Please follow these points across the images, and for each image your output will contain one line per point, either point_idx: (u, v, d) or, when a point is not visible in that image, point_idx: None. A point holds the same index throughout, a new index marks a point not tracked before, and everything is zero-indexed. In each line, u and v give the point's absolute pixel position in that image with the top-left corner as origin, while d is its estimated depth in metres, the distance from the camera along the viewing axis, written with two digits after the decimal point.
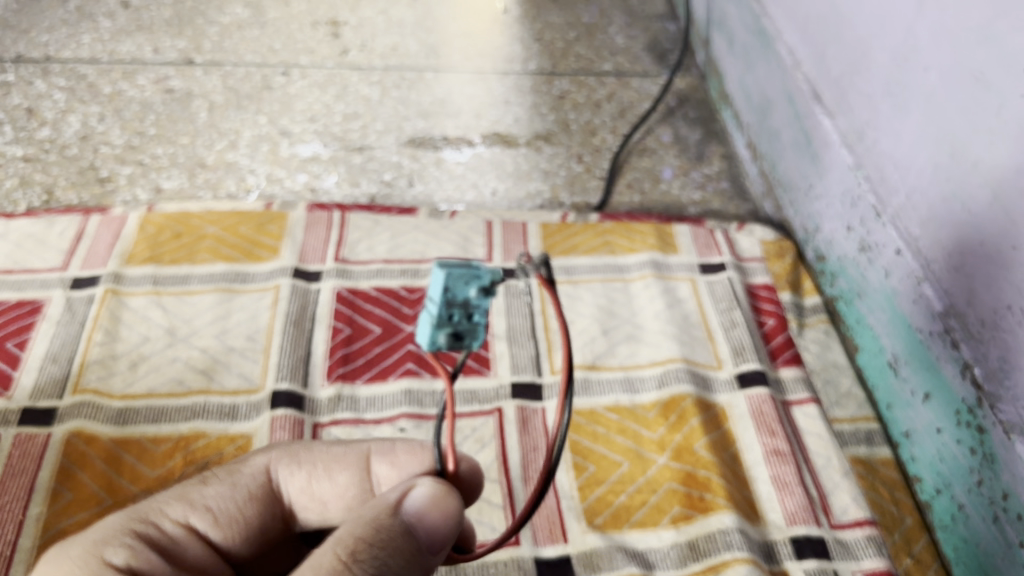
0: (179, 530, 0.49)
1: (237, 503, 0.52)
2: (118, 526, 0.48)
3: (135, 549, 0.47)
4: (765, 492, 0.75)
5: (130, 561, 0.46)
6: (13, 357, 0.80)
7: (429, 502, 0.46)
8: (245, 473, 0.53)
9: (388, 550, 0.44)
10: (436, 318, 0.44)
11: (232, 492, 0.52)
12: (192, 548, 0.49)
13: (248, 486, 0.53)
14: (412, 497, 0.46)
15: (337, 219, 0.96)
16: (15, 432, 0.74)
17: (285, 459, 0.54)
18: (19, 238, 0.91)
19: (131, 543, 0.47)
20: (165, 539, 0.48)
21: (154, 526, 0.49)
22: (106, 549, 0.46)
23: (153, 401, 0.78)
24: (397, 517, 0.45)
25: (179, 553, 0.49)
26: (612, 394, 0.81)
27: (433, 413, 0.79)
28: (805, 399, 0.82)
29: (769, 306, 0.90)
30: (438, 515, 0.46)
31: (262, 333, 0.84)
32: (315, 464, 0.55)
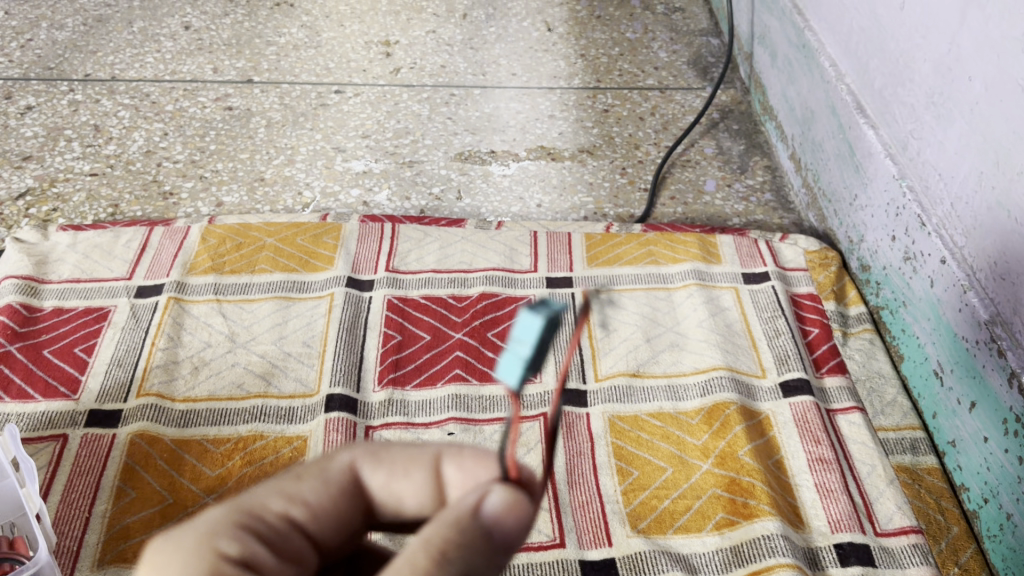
0: (282, 527, 0.39)
1: (333, 503, 0.41)
2: (220, 518, 0.37)
3: (248, 543, 0.37)
4: (809, 499, 0.75)
5: (245, 552, 0.36)
6: (81, 361, 0.84)
7: (509, 510, 0.37)
8: (333, 468, 0.41)
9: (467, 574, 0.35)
10: (533, 358, 0.31)
11: (327, 490, 0.41)
12: (292, 549, 0.39)
13: (340, 483, 0.41)
14: (490, 502, 0.37)
15: (388, 230, 0.99)
16: (83, 433, 0.78)
17: (369, 452, 0.42)
18: (87, 247, 0.96)
19: (241, 538, 0.37)
20: (271, 533, 0.38)
21: (256, 519, 0.38)
22: (220, 539, 0.36)
23: (213, 404, 0.81)
24: (474, 525, 0.36)
25: (286, 551, 0.38)
26: (655, 401, 0.83)
27: (481, 418, 0.81)
28: (850, 407, 0.82)
29: (812, 314, 0.91)
30: (517, 520, 0.37)
31: (317, 340, 0.87)
32: (395, 460, 0.42)
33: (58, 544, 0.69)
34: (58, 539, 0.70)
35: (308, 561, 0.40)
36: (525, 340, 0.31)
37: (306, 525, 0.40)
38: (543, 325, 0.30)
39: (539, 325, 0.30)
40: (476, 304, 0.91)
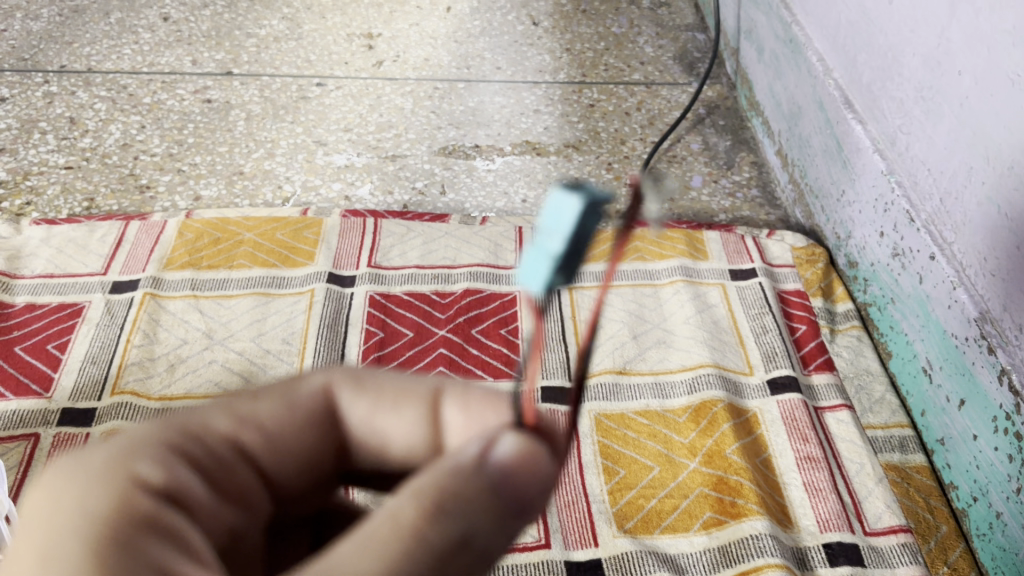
0: (224, 447, 0.40)
1: (289, 428, 0.42)
2: (153, 428, 0.37)
3: (181, 462, 0.37)
4: (797, 498, 0.74)
5: (170, 477, 0.35)
6: (54, 359, 0.82)
7: (519, 465, 0.34)
8: (301, 392, 0.42)
9: (467, 536, 0.33)
10: (564, 255, 0.31)
11: (288, 413, 0.42)
12: (233, 472, 0.40)
13: (305, 408, 0.42)
14: (499, 450, 0.34)
15: (370, 225, 0.97)
16: (55, 432, 0.76)
17: (348, 381, 0.43)
18: (61, 242, 0.94)
19: (174, 456, 0.37)
20: (209, 453, 0.39)
21: (193, 441, 0.38)
22: (147, 452, 0.36)
23: (189, 402, 0.79)
24: (477, 476, 0.34)
25: (224, 476, 0.39)
26: (642, 399, 0.81)
27: None
28: (838, 405, 0.81)
29: (799, 312, 0.90)
30: (531, 475, 0.35)
31: (297, 336, 0.85)
32: (383, 391, 0.43)
33: None
34: None
35: (250, 488, 0.41)
36: (557, 232, 0.30)
37: (253, 449, 0.41)
38: (582, 211, 0.30)
39: (576, 209, 0.30)
40: (460, 300, 0.90)
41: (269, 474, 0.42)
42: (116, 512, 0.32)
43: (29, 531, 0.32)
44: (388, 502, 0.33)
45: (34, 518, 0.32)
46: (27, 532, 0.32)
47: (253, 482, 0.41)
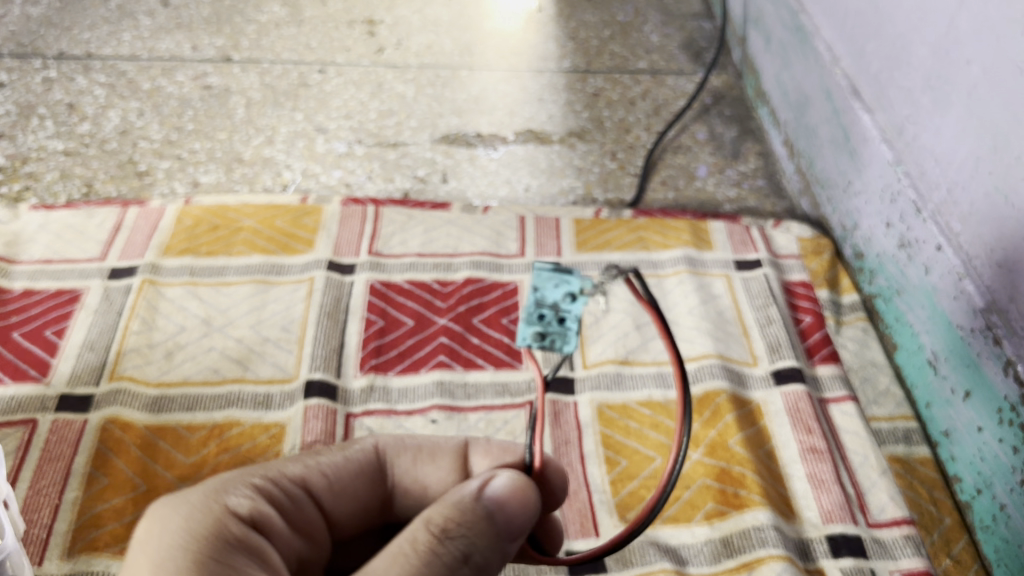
0: (295, 492, 0.50)
1: (350, 476, 0.52)
2: (234, 477, 0.49)
3: (257, 503, 0.48)
4: (801, 490, 0.73)
5: (254, 512, 0.47)
6: (51, 344, 0.81)
7: (506, 500, 0.46)
8: (355, 448, 0.53)
9: (467, 556, 0.44)
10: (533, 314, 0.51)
11: (346, 464, 0.53)
12: (304, 510, 0.50)
13: (359, 460, 0.53)
14: (492, 488, 0.46)
15: (371, 212, 0.96)
16: (53, 418, 0.75)
17: (393, 440, 0.54)
18: (59, 228, 0.93)
19: (253, 499, 0.48)
20: (283, 495, 0.49)
21: (273, 485, 0.49)
22: (230, 496, 0.47)
23: (188, 389, 0.79)
24: (477, 505, 0.45)
25: (298, 514, 0.49)
26: (644, 390, 0.81)
27: (465, 407, 0.79)
28: (843, 397, 0.80)
29: (804, 303, 0.89)
30: (519, 506, 0.46)
31: (297, 324, 0.85)
32: (420, 449, 0.55)
33: (25, 532, 0.67)
34: (27, 527, 0.68)
35: (318, 522, 0.50)
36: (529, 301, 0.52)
37: (319, 490, 0.51)
38: (539, 278, 0.51)
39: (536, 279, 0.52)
40: (461, 289, 0.89)
41: (333, 516, 0.52)
42: (210, 538, 0.44)
43: (140, 552, 0.44)
44: (406, 529, 0.44)
45: (145, 544, 0.44)
46: (140, 552, 0.43)
47: (322, 519, 0.51)
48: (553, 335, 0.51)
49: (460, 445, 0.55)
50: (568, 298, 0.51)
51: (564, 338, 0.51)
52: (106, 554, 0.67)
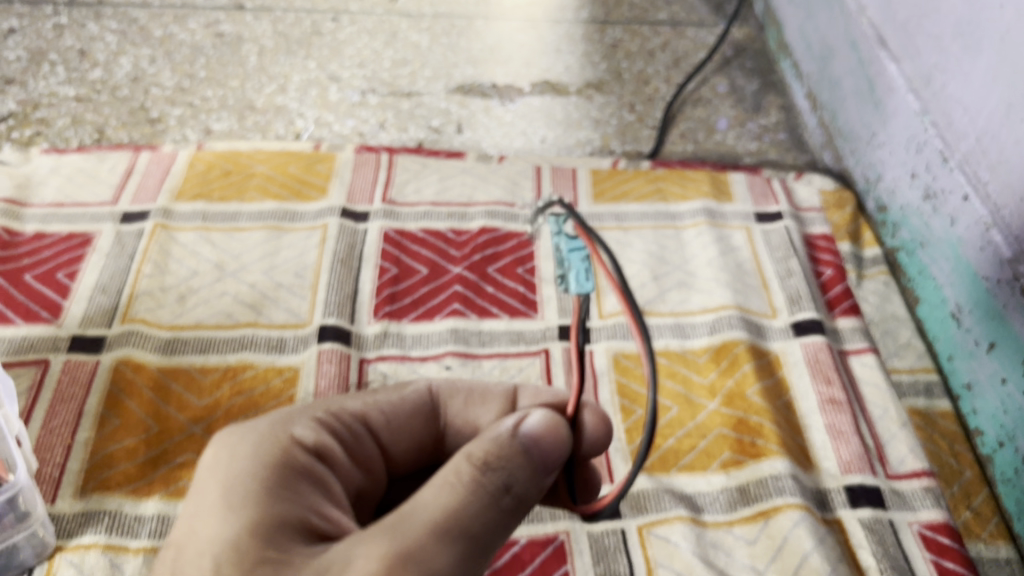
0: (354, 427, 0.51)
1: (405, 415, 0.53)
2: (299, 410, 0.50)
3: (320, 436, 0.49)
4: (819, 440, 0.73)
5: (318, 442, 0.48)
6: (63, 287, 0.81)
7: (540, 436, 0.46)
8: (410, 389, 0.54)
9: (509, 485, 0.43)
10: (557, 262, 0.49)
11: (402, 403, 0.53)
12: (363, 444, 0.51)
13: (413, 400, 0.54)
14: (528, 425, 0.46)
15: (385, 160, 0.95)
16: (65, 359, 0.75)
17: (446, 382, 0.55)
18: (71, 171, 0.92)
19: (316, 431, 0.49)
20: (344, 429, 0.50)
21: (335, 418, 0.50)
22: (294, 426, 0.48)
23: (200, 332, 0.78)
24: (515, 441, 0.45)
25: (357, 447, 0.51)
26: (661, 339, 0.80)
27: (480, 354, 0.79)
28: (863, 349, 0.79)
29: (825, 255, 0.88)
30: (553, 441, 0.46)
31: (311, 270, 0.84)
32: (472, 392, 0.56)
33: (38, 471, 0.67)
34: (39, 466, 0.67)
35: (376, 457, 0.52)
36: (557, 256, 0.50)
37: (377, 427, 0.52)
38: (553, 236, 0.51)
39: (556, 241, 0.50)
40: (476, 238, 0.88)
41: (390, 453, 0.53)
42: (279, 464, 0.45)
43: (209, 477, 0.45)
44: (448, 463, 0.43)
45: (216, 469, 0.45)
46: (208, 478, 0.45)
47: (380, 454, 0.53)
48: (567, 277, 0.48)
49: (509, 390, 0.56)
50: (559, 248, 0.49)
51: (579, 275, 0.47)
52: (118, 493, 0.67)
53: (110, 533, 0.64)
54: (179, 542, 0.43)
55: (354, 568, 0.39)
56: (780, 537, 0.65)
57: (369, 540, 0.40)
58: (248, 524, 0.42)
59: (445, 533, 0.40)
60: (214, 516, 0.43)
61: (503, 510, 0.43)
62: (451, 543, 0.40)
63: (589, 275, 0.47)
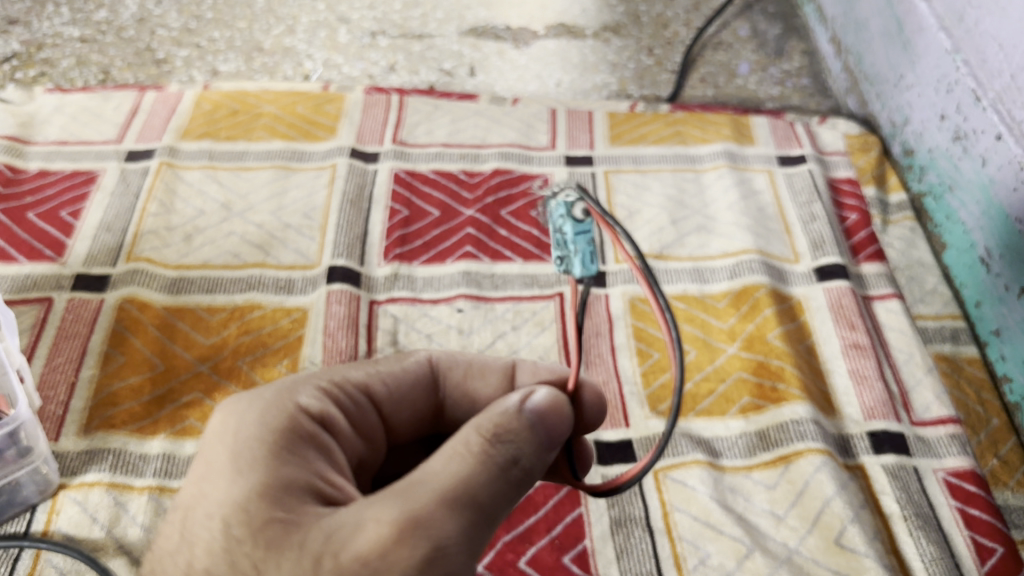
0: (357, 397, 0.48)
1: (404, 387, 0.50)
2: (303, 378, 0.47)
3: (325, 405, 0.46)
4: (841, 385, 0.70)
5: (324, 411, 0.45)
6: (67, 226, 0.79)
7: (550, 410, 0.42)
8: (410, 360, 0.51)
9: (517, 458, 0.41)
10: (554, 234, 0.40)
11: (401, 375, 0.50)
12: (365, 414, 0.49)
13: (413, 372, 0.51)
14: (534, 399, 0.42)
15: (396, 102, 0.93)
16: (69, 297, 0.73)
17: (447, 354, 0.52)
18: (75, 111, 0.90)
19: (321, 400, 0.46)
20: (348, 400, 0.48)
21: (338, 389, 0.47)
22: (299, 394, 0.45)
23: (207, 272, 0.76)
24: (522, 416, 0.42)
25: (359, 418, 0.48)
26: (680, 284, 0.77)
27: (492, 297, 0.76)
28: (888, 294, 0.77)
29: (850, 200, 0.86)
30: (560, 419, 0.43)
31: (319, 210, 0.82)
32: (472, 363, 0.52)
33: (41, 409, 0.65)
34: (43, 403, 0.66)
35: (376, 428, 0.50)
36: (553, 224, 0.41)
37: (379, 399, 0.50)
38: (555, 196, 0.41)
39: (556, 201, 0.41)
40: (490, 181, 0.86)
41: (391, 422, 0.51)
42: (286, 430, 0.43)
43: (216, 441, 0.43)
44: (456, 434, 0.41)
45: (221, 437, 0.43)
46: (215, 443, 0.43)
47: (381, 425, 0.50)
48: (568, 258, 0.40)
49: (507, 365, 0.52)
50: (565, 216, 0.40)
51: (584, 259, 0.40)
52: (123, 432, 0.65)
53: (114, 472, 0.62)
54: (186, 506, 0.41)
55: (362, 532, 0.37)
56: (800, 482, 0.63)
57: (375, 505, 0.38)
58: (258, 487, 0.40)
59: (452, 502, 0.38)
60: (223, 479, 0.41)
61: (511, 484, 0.40)
62: (458, 512, 0.38)
63: (598, 261, 0.40)
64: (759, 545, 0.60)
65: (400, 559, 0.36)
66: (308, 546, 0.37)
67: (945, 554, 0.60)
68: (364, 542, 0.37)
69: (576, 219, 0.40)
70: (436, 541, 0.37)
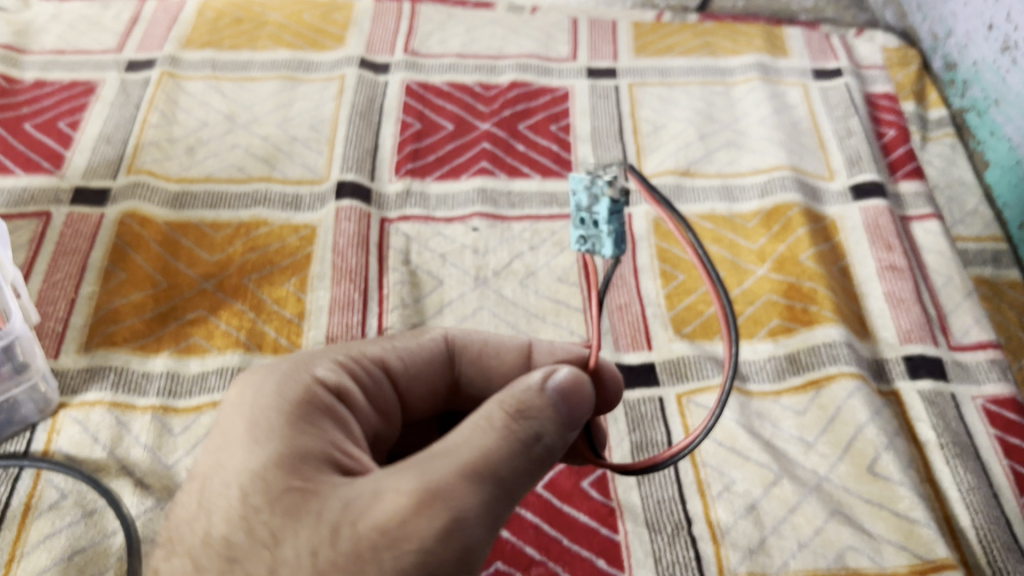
0: (375, 372, 0.45)
1: (421, 364, 0.47)
2: (320, 352, 0.44)
3: (342, 378, 0.42)
4: (876, 308, 0.67)
5: (339, 382, 0.42)
6: (65, 137, 0.75)
7: (575, 385, 0.38)
8: (427, 336, 0.47)
9: (540, 434, 0.36)
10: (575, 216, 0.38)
11: (418, 351, 0.47)
12: (383, 391, 0.45)
13: (429, 348, 0.47)
14: (557, 376, 0.38)
15: (407, 10, 0.89)
16: (68, 211, 0.70)
17: (464, 331, 0.48)
18: (74, 21, 0.87)
19: (339, 373, 0.42)
20: (366, 375, 0.44)
21: (356, 362, 0.44)
22: (315, 367, 0.42)
23: (211, 186, 0.73)
24: (544, 395, 0.37)
25: (377, 395, 0.45)
26: (707, 202, 0.74)
27: (509, 216, 0.72)
28: (926, 215, 0.73)
29: (887, 116, 0.81)
30: (585, 399, 0.38)
31: (328, 122, 0.78)
32: (489, 341, 0.48)
33: (40, 325, 0.63)
34: (41, 320, 0.63)
35: (393, 403, 0.46)
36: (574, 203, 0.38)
37: (395, 374, 0.46)
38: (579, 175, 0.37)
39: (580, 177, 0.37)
40: (507, 93, 0.81)
41: (406, 400, 0.47)
42: (300, 402, 0.39)
43: (232, 413, 0.39)
44: (476, 410, 0.37)
45: (236, 411, 0.39)
46: (231, 414, 0.39)
47: (397, 401, 0.46)
48: (594, 239, 0.37)
49: (522, 346, 0.48)
50: (599, 195, 0.37)
51: (611, 241, 0.37)
52: (124, 349, 0.62)
53: (116, 391, 0.60)
54: (203, 475, 0.38)
55: (380, 502, 0.33)
56: (832, 407, 0.61)
57: (393, 474, 0.34)
58: (276, 456, 0.36)
59: (473, 474, 0.34)
60: (239, 447, 0.37)
61: (533, 461, 0.36)
62: (479, 486, 0.34)
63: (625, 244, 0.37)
64: (787, 472, 0.58)
65: (419, 529, 0.32)
66: (326, 514, 0.34)
67: (983, 484, 0.57)
68: (383, 510, 0.33)
69: (612, 201, 0.37)
70: (454, 512, 0.33)
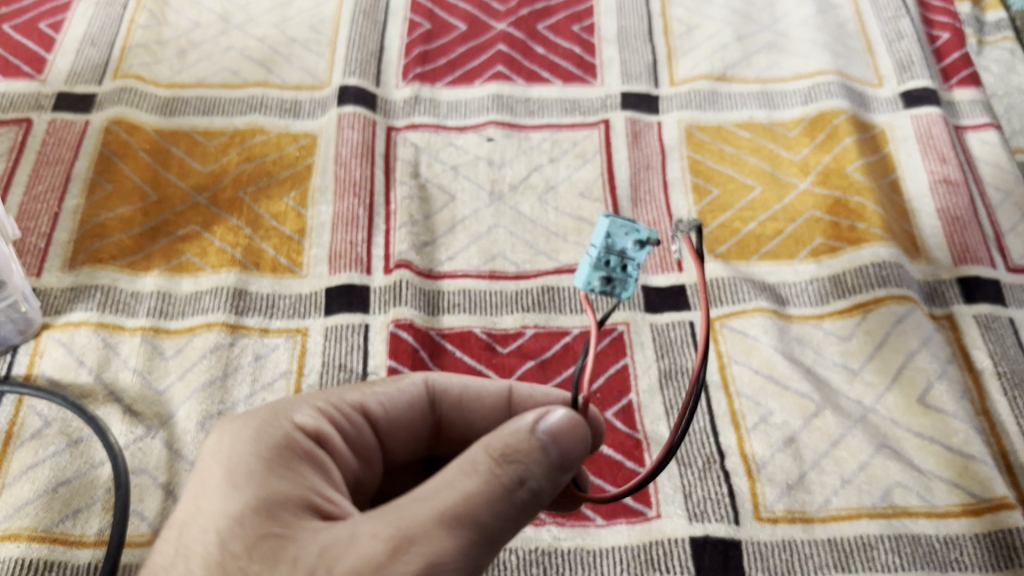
0: (355, 421, 0.39)
1: (403, 412, 0.41)
2: (295, 399, 0.38)
3: (321, 425, 0.37)
4: (929, 226, 0.61)
5: (318, 428, 0.37)
6: (45, 38, 0.69)
7: (572, 427, 0.33)
8: (406, 380, 0.41)
9: (525, 478, 0.32)
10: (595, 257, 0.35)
11: (399, 398, 0.40)
12: (364, 442, 0.39)
13: (410, 394, 0.41)
14: (551, 418, 0.33)
15: None
16: (50, 118, 0.65)
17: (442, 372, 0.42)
18: None
19: (318, 421, 0.37)
20: (348, 425, 0.39)
21: (336, 411, 0.38)
22: (294, 411, 0.37)
23: (203, 92, 0.67)
24: (535, 437, 0.33)
25: (358, 445, 0.39)
26: (744, 110, 0.67)
27: (527, 124, 0.66)
28: (984, 124, 0.66)
29: (941, 16, 0.74)
30: (579, 442, 0.33)
31: (330, 22, 0.72)
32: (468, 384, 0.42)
33: (22, 242, 0.58)
34: (22, 236, 0.58)
35: (374, 454, 0.40)
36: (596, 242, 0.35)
37: (378, 424, 0.40)
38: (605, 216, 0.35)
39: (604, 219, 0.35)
40: None
41: (389, 450, 0.41)
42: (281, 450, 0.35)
43: (209, 458, 0.35)
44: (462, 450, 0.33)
45: (214, 456, 0.34)
46: (207, 458, 0.35)
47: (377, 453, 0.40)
48: (614, 281, 0.36)
49: (503, 389, 0.43)
50: (639, 241, 0.35)
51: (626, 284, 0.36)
52: (112, 267, 0.57)
53: (103, 311, 0.55)
54: (179, 519, 0.33)
55: (354, 547, 0.30)
56: (880, 333, 0.55)
57: (371, 518, 0.31)
58: (253, 501, 0.32)
59: (451, 521, 0.30)
60: (215, 490, 0.33)
61: (517, 509, 0.32)
62: (456, 536, 0.30)
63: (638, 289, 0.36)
64: (830, 403, 0.53)
65: None
66: (301, 560, 0.30)
67: None
68: (356, 556, 0.30)
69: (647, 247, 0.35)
70: (428, 561, 0.29)
